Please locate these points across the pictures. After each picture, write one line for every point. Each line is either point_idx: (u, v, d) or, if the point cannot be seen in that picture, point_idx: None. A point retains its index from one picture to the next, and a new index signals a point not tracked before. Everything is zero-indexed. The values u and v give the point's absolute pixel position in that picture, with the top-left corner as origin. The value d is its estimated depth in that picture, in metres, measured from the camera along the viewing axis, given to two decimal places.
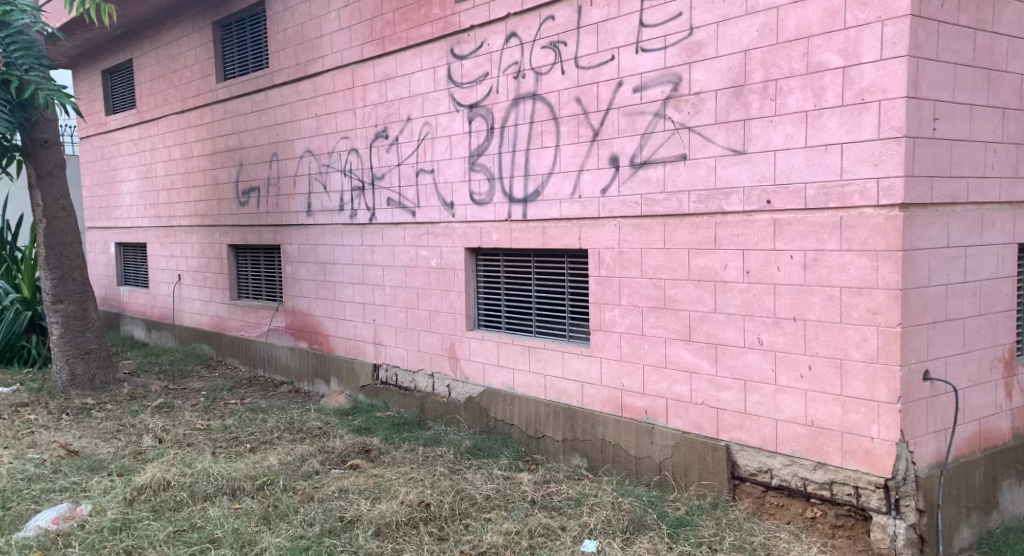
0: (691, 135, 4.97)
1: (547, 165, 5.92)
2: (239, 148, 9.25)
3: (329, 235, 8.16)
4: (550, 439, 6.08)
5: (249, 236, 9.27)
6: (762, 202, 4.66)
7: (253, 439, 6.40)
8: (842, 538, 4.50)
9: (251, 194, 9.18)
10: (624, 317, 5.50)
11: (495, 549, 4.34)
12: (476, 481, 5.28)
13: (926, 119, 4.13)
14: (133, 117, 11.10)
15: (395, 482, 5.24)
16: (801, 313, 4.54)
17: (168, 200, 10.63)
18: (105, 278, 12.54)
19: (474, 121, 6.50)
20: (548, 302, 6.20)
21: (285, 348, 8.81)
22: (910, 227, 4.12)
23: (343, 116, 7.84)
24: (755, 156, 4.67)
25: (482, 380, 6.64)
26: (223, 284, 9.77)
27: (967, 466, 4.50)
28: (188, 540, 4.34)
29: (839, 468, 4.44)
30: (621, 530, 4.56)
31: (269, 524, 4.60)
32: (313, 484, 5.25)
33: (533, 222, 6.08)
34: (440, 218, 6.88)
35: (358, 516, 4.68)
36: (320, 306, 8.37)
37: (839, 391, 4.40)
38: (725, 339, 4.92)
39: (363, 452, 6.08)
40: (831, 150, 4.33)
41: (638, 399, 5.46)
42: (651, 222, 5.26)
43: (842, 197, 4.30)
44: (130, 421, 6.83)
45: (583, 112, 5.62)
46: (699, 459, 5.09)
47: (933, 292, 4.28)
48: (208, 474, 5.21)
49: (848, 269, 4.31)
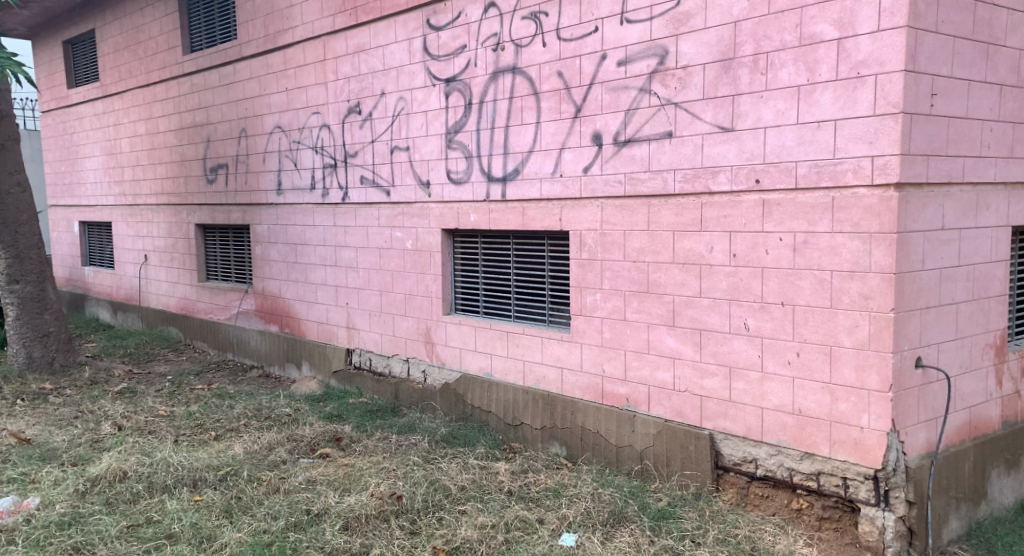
0: (677, 111, 4.75)
1: (527, 142, 5.68)
2: (207, 123, 8.92)
3: (300, 214, 7.87)
4: (528, 427, 5.88)
5: (217, 215, 8.94)
6: (750, 181, 4.46)
7: (219, 427, 6.15)
8: (829, 530, 4.36)
9: (219, 171, 8.85)
10: (606, 301, 5.30)
11: (469, 544, 4.13)
12: (451, 471, 5.07)
13: (924, 95, 3.93)
14: (96, 90, 10.70)
15: (366, 473, 5.01)
16: (789, 298, 4.36)
17: (134, 178, 10.26)
18: (68, 258, 12.15)
19: (450, 96, 6.24)
20: (527, 285, 5.99)
21: (255, 332, 8.54)
22: (905, 208, 3.94)
23: (314, 90, 7.54)
24: (744, 134, 4.46)
25: (459, 366, 6.43)
26: (191, 265, 9.44)
27: (958, 456, 4.36)
28: (143, 536, 4.10)
29: (827, 458, 4.28)
30: (601, 523, 4.39)
31: (231, 518, 4.36)
32: (280, 475, 5.02)
33: (511, 202, 5.85)
34: (415, 197, 6.63)
35: (326, 509, 4.45)
36: (291, 289, 8.09)
37: (828, 379, 4.23)
38: (710, 324, 4.73)
39: (334, 441, 5.85)
40: (824, 128, 4.13)
41: (620, 386, 5.27)
42: (635, 202, 5.05)
43: (835, 176, 4.11)
44: (89, 407, 6.55)
45: (565, 87, 5.38)
46: (681, 448, 4.92)
47: (927, 276, 4.11)
48: (168, 464, 4.96)
49: (839, 252, 4.13)
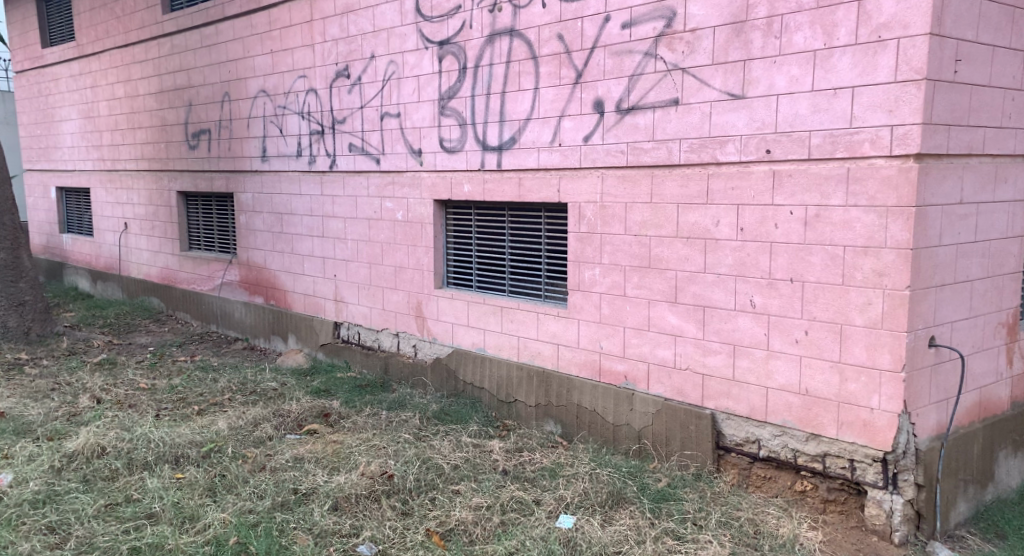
0: (684, 77, 4.54)
1: (524, 109, 5.46)
2: (188, 86, 8.62)
3: (286, 183, 7.61)
4: (522, 404, 5.72)
5: (200, 182, 8.66)
6: (760, 151, 4.27)
7: (202, 401, 5.96)
8: (834, 513, 4.24)
9: (201, 136, 8.55)
10: (605, 277, 5.12)
11: (464, 527, 3.96)
12: (444, 449, 4.90)
13: (948, 60, 3.75)
14: (72, 50, 10.32)
15: (356, 451, 4.84)
16: (799, 274, 4.19)
17: (112, 143, 9.94)
18: (45, 225, 11.81)
19: (444, 60, 5.99)
20: (522, 258, 5.79)
21: (239, 303, 8.33)
22: (923, 180, 3.77)
23: (300, 53, 7.26)
24: (755, 102, 4.26)
25: (451, 341, 6.25)
26: (173, 234, 9.17)
27: (968, 437, 4.23)
28: (121, 516, 3.89)
29: (833, 440, 4.15)
30: (599, 504, 4.23)
31: (215, 497, 4.18)
32: (266, 452, 4.84)
33: (507, 172, 5.63)
34: (407, 166, 6.39)
35: (314, 489, 4.28)
36: (277, 260, 7.85)
37: (837, 357, 4.08)
38: (714, 301, 4.56)
39: (322, 417, 5.67)
40: (841, 95, 3.94)
41: (618, 363, 5.11)
42: (638, 173, 4.85)
43: (851, 146, 3.93)
44: (66, 379, 6.33)
45: (566, 51, 5.15)
46: (681, 427, 4.78)
47: (944, 252, 3.95)
48: (149, 440, 4.76)
49: (853, 226, 3.96)
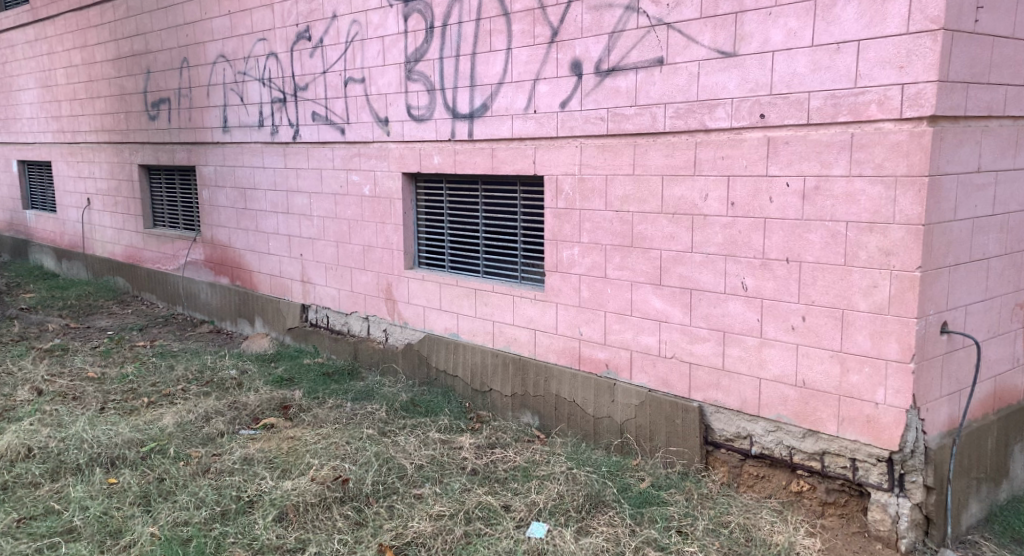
0: (669, 33, 4.07)
1: (497, 72, 4.97)
2: (146, 52, 8.11)
3: (248, 155, 7.12)
4: (497, 394, 5.31)
5: (161, 155, 8.16)
6: (754, 116, 3.81)
7: (154, 392, 5.53)
8: (834, 517, 3.84)
9: (161, 105, 8.04)
10: (584, 256, 4.68)
11: (422, 540, 3.56)
12: (408, 446, 4.48)
13: (968, 7, 3.28)
14: (26, 14, 9.79)
15: (311, 450, 4.42)
16: (796, 254, 3.75)
17: (71, 114, 9.43)
18: (7, 200, 11.29)
19: (409, 19, 5.50)
20: (496, 237, 5.32)
21: (204, 284, 7.89)
22: (938, 145, 3.32)
23: (259, 14, 6.75)
24: (748, 60, 3.79)
25: (422, 326, 5.83)
26: (136, 210, 8.68)
27: (982, 432, 3.81)
28: (35, 532, 3.51)
29: (834, 437, 3.74)
30: (575, 509, 3.82)
31: (148, 506, 3.79)
32: (213, 452, 4.43)
33: (479, 141, 5.15)
34: (373, 136, 5.91)
35: (260, 496, 3.89)
36: (241, 238, 7.40)
37: (838, 346, 3.66)
38: (702, 284, 4.12)
39: (280, 410, 5.23)
40: (844, 50, 3.48)
41: (599, 351, 4.68)
42: (619, 142, 4.39)
43: (856, 109, 3.47)
44: (8, 368, 5.91)
45: (539, 6, 4.66)
46: (666, 421, 4.37)
47: (959, 228, 3.51)
48: (83, 440, 4.38)
49: (857, 199, 3.52)
